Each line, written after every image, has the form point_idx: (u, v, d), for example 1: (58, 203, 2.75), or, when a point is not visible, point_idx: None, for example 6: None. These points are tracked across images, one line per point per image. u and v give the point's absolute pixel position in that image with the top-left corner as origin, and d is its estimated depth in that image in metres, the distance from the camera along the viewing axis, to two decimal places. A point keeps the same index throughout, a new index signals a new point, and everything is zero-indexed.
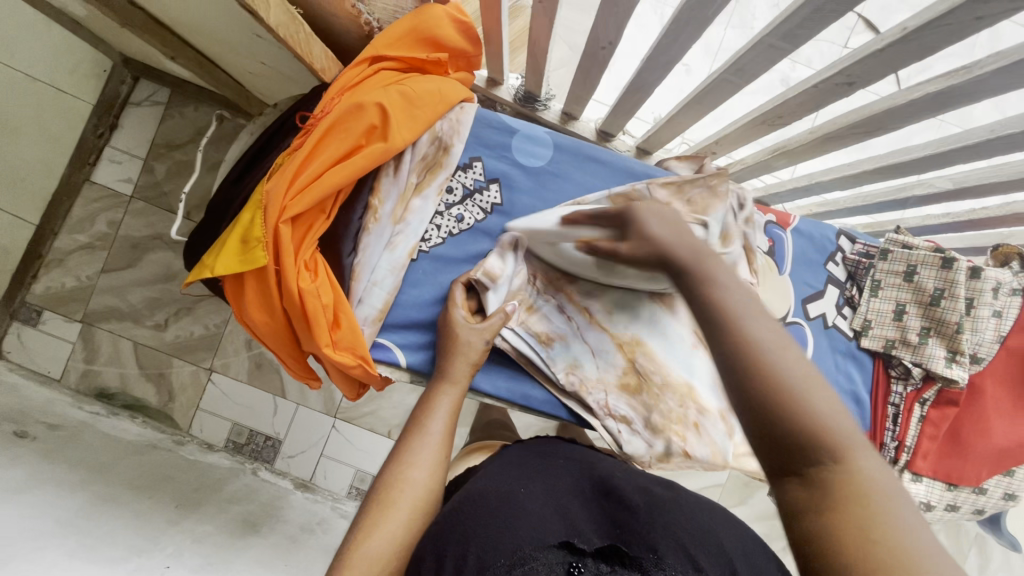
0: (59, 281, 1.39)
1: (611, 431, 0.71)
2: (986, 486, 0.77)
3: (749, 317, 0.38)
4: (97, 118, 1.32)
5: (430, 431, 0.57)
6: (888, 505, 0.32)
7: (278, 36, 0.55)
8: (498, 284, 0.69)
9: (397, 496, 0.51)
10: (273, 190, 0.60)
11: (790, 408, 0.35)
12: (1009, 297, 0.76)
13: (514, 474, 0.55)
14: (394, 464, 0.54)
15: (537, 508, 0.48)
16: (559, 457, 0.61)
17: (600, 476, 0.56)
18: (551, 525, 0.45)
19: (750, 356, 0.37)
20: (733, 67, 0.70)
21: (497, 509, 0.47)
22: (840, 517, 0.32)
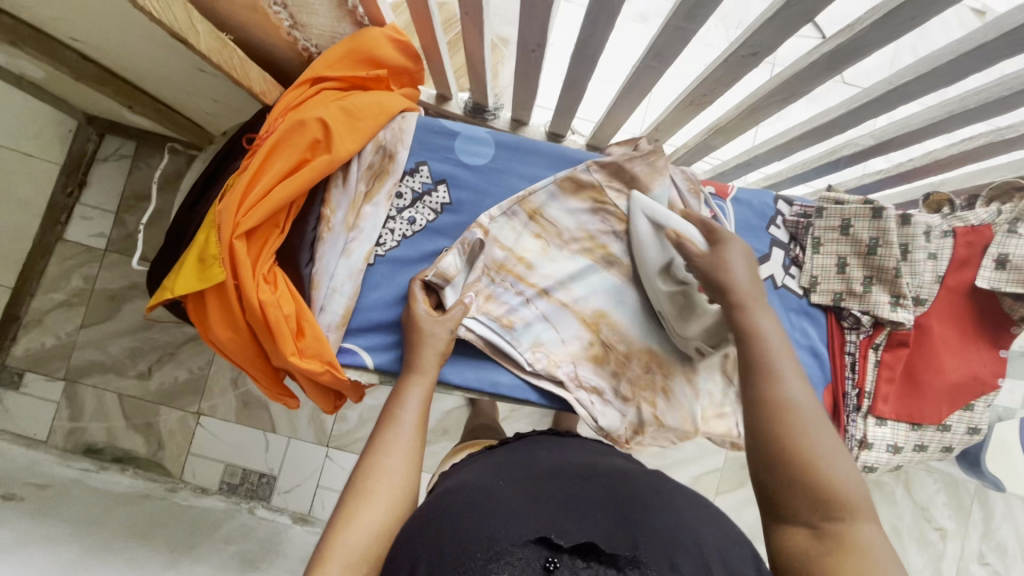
0: (39, 341, 1.40)
1: (585, 403, 0.75)
2: (949, 422, 0.80)
3: (790, 387, 0.54)
4: (66, 176, 1.35)
5: (403, 420, 0.59)
6: (878, 562, 0.44)
7: (210, 60, 0.56)
8: (454, 281, 0.72)
9: (374, 486, 0.52)
10: (225, 209, 0.63)
11: (803, 464, 0.50)
12: (942, 239, 0.80)
13: (490, 475, 0.56)
14: (367, 461, 0.55)
15: (511, 505, 0.48)
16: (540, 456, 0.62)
17: (579, 470, 0.58)
18: (528, 523, 0.45)
19: (788, 416, 0.52)
20: (651, 52, 0.74)
21: (471, 508, 0.47)
22: (837, 565, 0.45)
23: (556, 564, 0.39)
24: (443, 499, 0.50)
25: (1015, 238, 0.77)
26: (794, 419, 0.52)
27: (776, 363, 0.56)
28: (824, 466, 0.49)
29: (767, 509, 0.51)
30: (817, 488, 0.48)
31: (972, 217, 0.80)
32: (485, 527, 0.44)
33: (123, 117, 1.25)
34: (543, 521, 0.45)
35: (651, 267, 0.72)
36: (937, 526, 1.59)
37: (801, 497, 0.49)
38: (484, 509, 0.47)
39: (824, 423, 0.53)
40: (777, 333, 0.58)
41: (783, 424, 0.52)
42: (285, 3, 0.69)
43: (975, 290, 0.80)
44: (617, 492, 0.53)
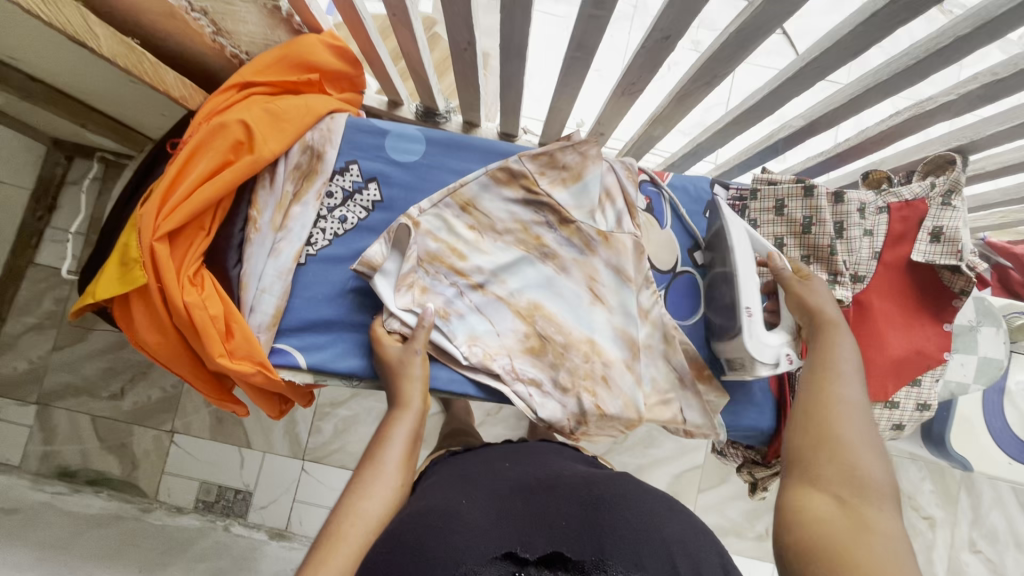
0: (12, 366, 1.40)
1: (523, 396, 0.74)
2: (897, 399, 0.79)
3: (848, 386, 0.58)
4: (35, 201, 1.35)
5: (385, 461, 0.57)
6: (897, 547, 0.44)
7: (115, 64, 0.57)
8: (383, 269, 0.72)
9: (348, 530, 0.49)
10: (144, 212, 0.63)
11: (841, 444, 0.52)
12: (877, 215, 0.80)
13: (449, 491, 0.54)
14: (345, 503, 0.52)
15: (474, 524, 0.47)
16: (507, 466, 0.62)
17: (544, 482, 0.57)
18: (491, 541, 0.44)
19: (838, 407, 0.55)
20: (573, 43, 0.75)
21: (437, 524, 0.46)
22: (855, 532, 0.45)
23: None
24: (407, 523, 0.48)
25: (949, 210, 0.76)
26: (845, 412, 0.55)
27: (842, 367, 0.60)
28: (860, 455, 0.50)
29: (792, 479, 0.52)
30: (850, 469, 0.50)
31: (907, 191, 0.80)
32: (452, 544, 0.43)
33: (87, 138, 1.24)
34: (504, 538, 0.45)
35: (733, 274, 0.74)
36: (926, 515, 1.56)
37: (830, 472, 0.50)
38: (449, 528, 0.46)
39: (870, 425, 0.54)
40: (852, 350, 0.62)
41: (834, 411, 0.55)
42: (204, 9, 0.71)
43: (913, 265, 0.80)
44: (576, 498, 0.52)
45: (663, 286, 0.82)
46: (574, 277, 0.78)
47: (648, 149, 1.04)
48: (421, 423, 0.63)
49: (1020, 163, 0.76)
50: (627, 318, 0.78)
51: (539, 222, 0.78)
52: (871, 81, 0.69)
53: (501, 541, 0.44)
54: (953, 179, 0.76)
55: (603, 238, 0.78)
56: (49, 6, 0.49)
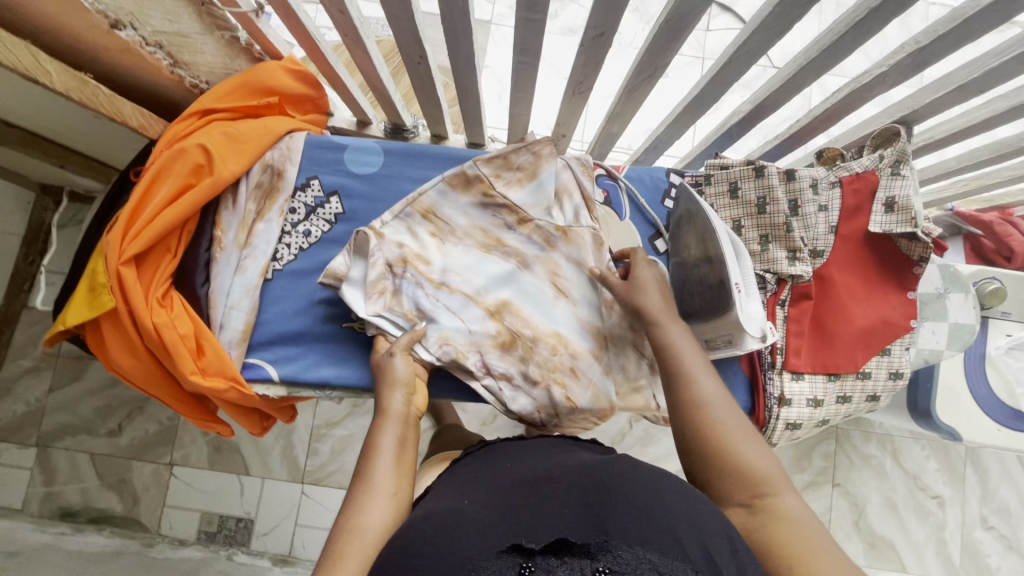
0: (10, 410, 1.42)
1: (493, 390, 0.75)
2: (869, 369, 0.79)
3: (702, 382, 0.61)
4: (26, 246, 1.37)
5: (379, 468, 0.56)
6: (804, 524, 0.50)
7: (69, 97, 0.59)
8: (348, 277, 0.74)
9: (351, 543, 0.49)
10: (110, 239, 0.65)
11: (722, 450, 0.55)
12: (830, 190, 0.81)
13: (456, 495, 0.54)
14: (344, 518, 0.52)
15: (476, 520, 0.46)
16: (508, 461, 0.60)
17: (542, 470, 0.56)
18: (497, 534, 0.44)
19: (703, 410, 0.58)
20: (518, 49, 0.78)
21: (443, 526, 0.46)
22: (770, 528, 0.50)
23: (530, 568, 0.39)
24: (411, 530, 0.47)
25: (899, 179, 0.78)
26: (711, 415, 0.58)
27: (688, 364, 0.62)
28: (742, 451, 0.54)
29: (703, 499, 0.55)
30: (739, 468, 0.54)
31: (857, 164, 0.81)
32: (457, 546, 0.43)
33: (70, 180, 1.25)
34: (510, 527, 0.45)
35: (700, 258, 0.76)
36: (933, 494, 1.53)
37: (729, 478, 0.54)
38: (457, 532, 0.45)
39: (732, 410, 0.59)
40: (684, 338, 0.65)
41: (700, 417, 0.58)
42: (160, 43, 0.73)
43: (870, 235, 0.81)
44: (580, 484, 0.50)
45: None
46: (537, 271, 0.80)
47: (609, 148, 1.07)
48: (407, 424, 0.62)
49: (966, 129, 0.77)
50: (592, 311, 0.79)
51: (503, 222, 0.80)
52: (802, 60, 0.71)
53: (508, 534, 0.44)
54: (899, 150, 0.78)
55: (562, 233, 0.79)
56: None
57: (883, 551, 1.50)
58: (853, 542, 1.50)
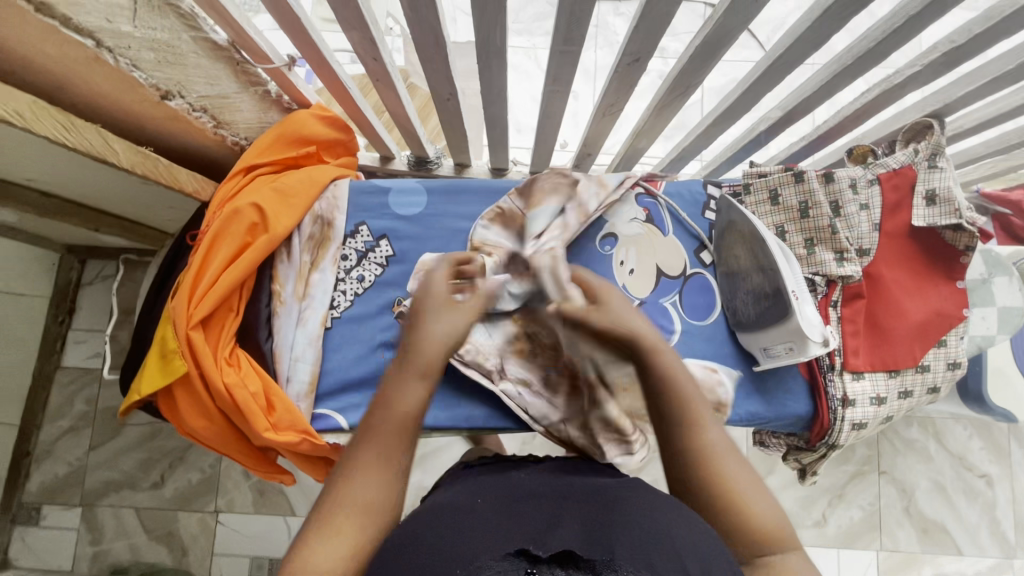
0: (51, 472, 1.36)
1: (512, 394, 0.76)
2: (926, 362, 0.80)
3: (710, 428, 0.53)
4: (55, 306, 1.35)
5: (396, 447, 0.49)
6: None
7: (135, 172, 0.61)
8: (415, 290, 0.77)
9: (346, 512, 0.45)
10: (177, 305, 0.66)
11: (734, 509, 0.49)
12: (869, 188, 0.82)
13: (466, 497, 0.50)
14: (341, 485, 0.47)
15: (485, 524, 0.43)
16: (523, 476, 0.56)
17: (557, 487, 0.52)
18: (502, 540, 0.40)
19: (712, 466, 0.51)
20: (550, 78, 0.79)
21: (449, 525, 0.43)
22: None
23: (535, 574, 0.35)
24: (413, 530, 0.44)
25: (937, 172, 0.78)
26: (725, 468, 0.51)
27: (697, 407, 0.54)
28: (754, 512, 0.49)
29: None
30: (752, 530, 0.49)
31: (893, 161, 0.82)
32: (459, 547, 0.40)
33: (97, 240, 1.26)
34: (524, 537, 0.41)
35: (752, 263, 0.77)
36: (981, 474, 1.49)
37: (741, 541, 0.48)
38: (466, 537, 0.42)
39: (739, 458, 0.52)
40: (685, 369, 0.56)
41: (709, 472, 0.51)
42: (204, 108, 0.73)
43: (914, 230, 0.81)
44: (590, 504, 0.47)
45: (676, 292, 0.84)
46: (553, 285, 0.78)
47: (636, 161, 1.07)
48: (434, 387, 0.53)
49: (997, 117, 0.78)
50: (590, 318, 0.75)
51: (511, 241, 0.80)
52: (838, 65, 0.72)
53: (517, 539, 0.40)
54: (934, 143, 0.79)
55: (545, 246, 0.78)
56: (72, 133, 0.54)
57: (937, 536, 1.46)
58: (906, 529, 1.46)
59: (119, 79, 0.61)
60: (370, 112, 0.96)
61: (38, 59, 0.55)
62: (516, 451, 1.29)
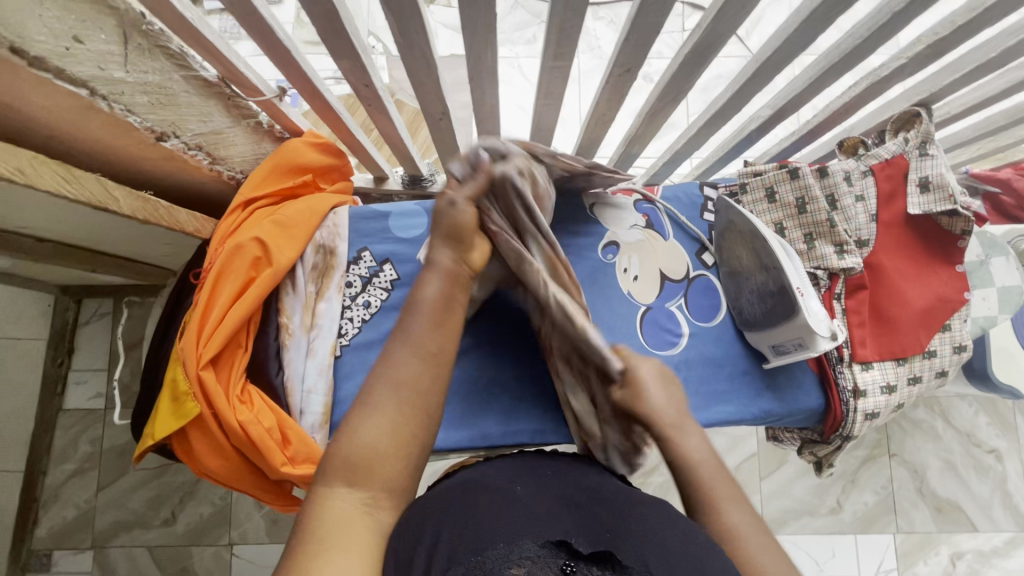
0: (60, 517, 1.34)
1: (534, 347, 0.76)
2: (933, 347, 0.81)
3: (730, 505, 0.52)
4: (53, 349, 1.33)
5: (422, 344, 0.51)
6: None
7: (136, 218, 0.61)
8: None
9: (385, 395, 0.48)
10: (185, 345, 0.66)
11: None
12: (863, 179, 0.84)
13: (503, 474, 0.52)
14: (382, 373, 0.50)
15: (523, 508, 0.45)
16: (550, 466, 0.56)
17: (588, 483, 0.53)
18: (546, 524, 0.43)
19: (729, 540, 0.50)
20: (542, 92, 0.79)
21: (488, 502, 0.45)
22: None
23: (573, 568, 0.39)
24: (454, 499, 0.46)
25: (928, 159, 0.80)
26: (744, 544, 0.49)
27: (711, 482, 0.54)
28: None
29: None
30: None
31: (885, 151, 0.83)
32: (502, 522, 0.42)
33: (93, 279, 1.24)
34: (564, 526, 0.44)
35: (755, 262, 0.77)
36: (990, 449, 1.50)
37: None
38: (507, 511, 0.44)
39: (764, 536, 0.51)
40: (702, 447, 0.57)
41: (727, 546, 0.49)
42: (199, 144, 0.73)
43: (911, 218, 0.82)
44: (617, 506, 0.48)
45: (682, 294, 0.85)
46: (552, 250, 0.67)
47: (629, 166, 1.08)
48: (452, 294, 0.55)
49: (983, 101, 0.79)
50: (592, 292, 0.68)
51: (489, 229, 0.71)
52: (825, 63, 0.73)
53: (562, 526, 0.43)
54: (924, 132, 0.80)
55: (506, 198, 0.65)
56: (73, 184, 0.53)
57: (951, 514, 1.47)
58: (921, 509, 1.47)
59: (112, 123, 0.60)
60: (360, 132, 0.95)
61: (31, 112, 0.54)
62: None
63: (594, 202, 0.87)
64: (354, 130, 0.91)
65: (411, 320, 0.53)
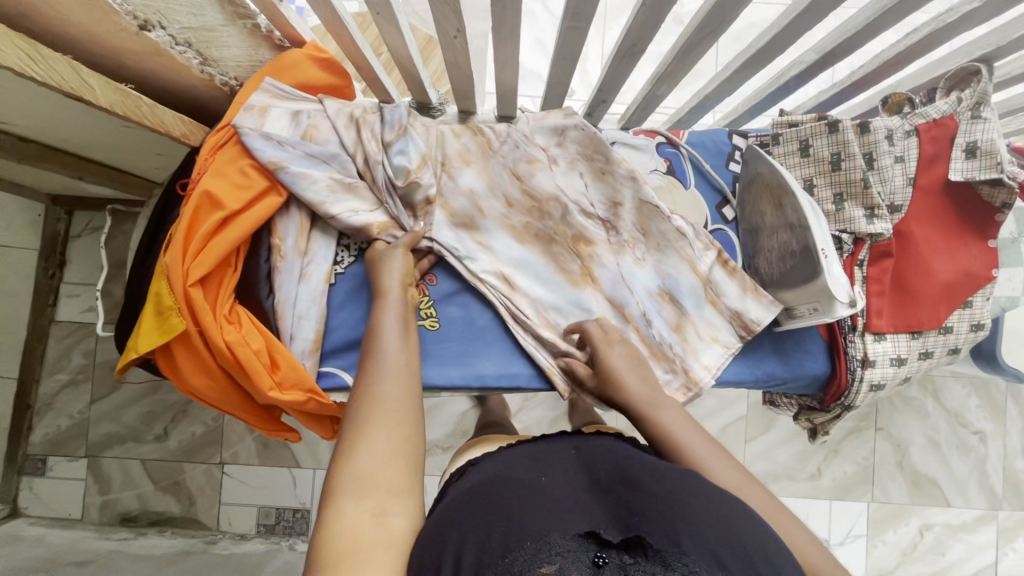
0: (55, 425, 1.35)
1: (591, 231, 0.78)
2: (950, 323, 0.77)
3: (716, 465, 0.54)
4: (44, 260, 1.29)
5: (385, 351, 0.58)
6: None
7: (115, 113, 0.56)
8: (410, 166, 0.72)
9: (373, 409, 0.52)
10: (171, 260, 0.62)
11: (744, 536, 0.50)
12: (905, 139, 0.77)
13: (525, 468, 0.50)
14: (359, 391, 0.54)
15: (554, 497, 0.44)
16: (571, 447, 0.55)
17: (615, 459, 0.50)
18: (574, 511, 0.42)
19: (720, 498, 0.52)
20: (569, 13, 0.71)
21: (515, 492, 0.44)
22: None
23: (605, 559, 0.38)
24: (477, 503, 0.44)
25: (980, 123, 0.73)
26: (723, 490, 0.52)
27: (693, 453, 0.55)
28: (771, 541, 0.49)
29: None
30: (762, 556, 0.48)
31: (934, 110, 0.77)
32: (529, 515, 0.41)
33: (82, 191, 1.18)
34: (594, 512, 0.42)
35: (777, 222, 0.73)
36: (975, 430, 1.51)
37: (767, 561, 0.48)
38: (534, 502, 0.43)
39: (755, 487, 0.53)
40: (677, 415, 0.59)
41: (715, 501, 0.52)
42: (188, 41, 0.66)
43: (949, 185, 0.77)
44: (649, 475, 0.46)
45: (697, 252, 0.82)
46: (605, 249, 0.78)
47: (652, 109, 1.01)
48: (407, 309, 0.64)
49: None
50: (666, 260, 0.78)
51: (562, 112, 0.78)
52: (889, 1, 0.65)
53: (590, 514, 0.42)
54: (980, 91, 0.73)
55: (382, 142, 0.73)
56: (42, 65, 0.48)
57: (926, 488, 1.50)
58: (898, 482, 1.49)
59: (89, 4, 0.54)
60: (371, 53, 0.87)
61: None
62: (517, 407, 1.28)
63: (613, 140, 0.84)
64: (365, 50, 0.83)
65: (381, 355, 0.57)
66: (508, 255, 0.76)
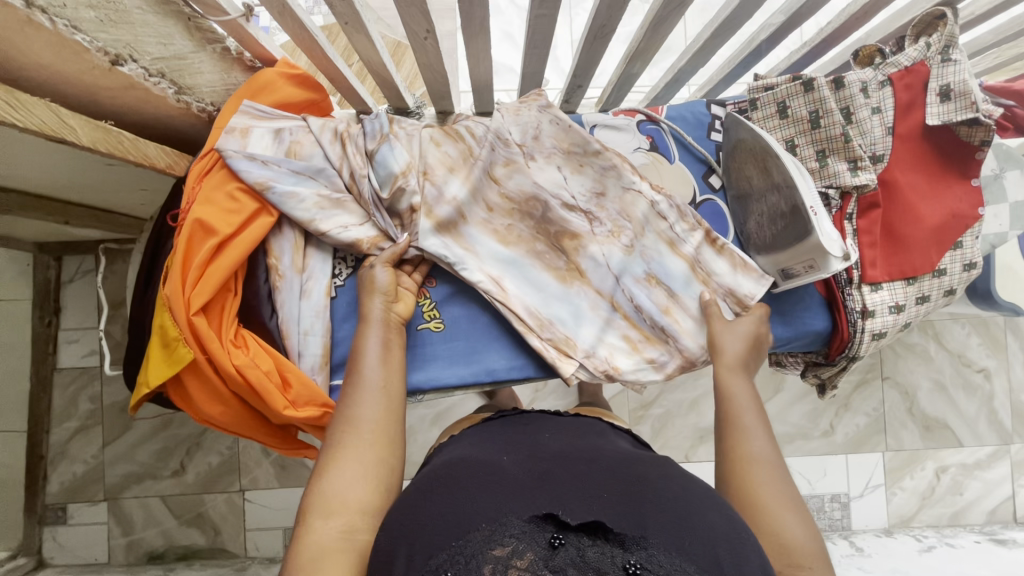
0: (70, 472, 1.34)
1: (580, 220, 0.78)
2: (943, 266, 0.78)
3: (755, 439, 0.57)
4: (39, 308, 1.28)
5: (368, 377, 0.57)
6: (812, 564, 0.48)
7: (98, 150, 0.56)
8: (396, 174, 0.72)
9: (352, 432, 0.53)
10: (170, 292, 0.63)
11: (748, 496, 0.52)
12: (880, 90, 0.78)
13: (488, 449, 0.50)
14: (340, 412, 0.55)
15: (515, 478, 0.44)
16: (547, 432, 0.55)
17: (586, 447, 0.50)
18: (533, 492, 0.41)
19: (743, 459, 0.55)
20: (536, 1, 0.71)
21: (477, 478, 0.44)
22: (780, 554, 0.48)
23: (562, 540, 0.37)
24: (436, 491, 0.44)
25: (951, 65, 0.74)
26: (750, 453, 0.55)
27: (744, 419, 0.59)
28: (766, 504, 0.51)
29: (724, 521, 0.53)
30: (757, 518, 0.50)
31: (904, 58, 0.77)
32: (485, 502, 0.41)
33: (69, 235, 1.18)
34: (556, 491, 0.42)
35: (765, 183, 0.74)
36: (979, 368, 1.53)
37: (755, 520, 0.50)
38: (494, 488, 0.42)
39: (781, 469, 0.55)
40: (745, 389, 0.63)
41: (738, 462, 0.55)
42: (162, 72, 0.66)
43: (928, 129, 0.78)
44: (616, 464, 0.46)
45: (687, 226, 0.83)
46: (599, 234, 0.78)
47: (628, 88, 1.01)
48: (391, 329, 0.64)
49: None
50: (660, 237, 0.78)
51: (536, 103, 0.78)
52: None
53: (552, 492, 0.42)
54: (947, 34, 0.74)
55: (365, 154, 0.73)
56: (20, 109, 0.48)
57: (938, 432, 1.52)
58: (909, 428, 1.51)
59: (58, 44, 0.54)
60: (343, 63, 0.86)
61: None
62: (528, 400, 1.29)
63: (593, 123, 0.85)
64: (338, 61, 0.83)
65: (363, 378, 0.57)
66: (498, 255, 0.76)
